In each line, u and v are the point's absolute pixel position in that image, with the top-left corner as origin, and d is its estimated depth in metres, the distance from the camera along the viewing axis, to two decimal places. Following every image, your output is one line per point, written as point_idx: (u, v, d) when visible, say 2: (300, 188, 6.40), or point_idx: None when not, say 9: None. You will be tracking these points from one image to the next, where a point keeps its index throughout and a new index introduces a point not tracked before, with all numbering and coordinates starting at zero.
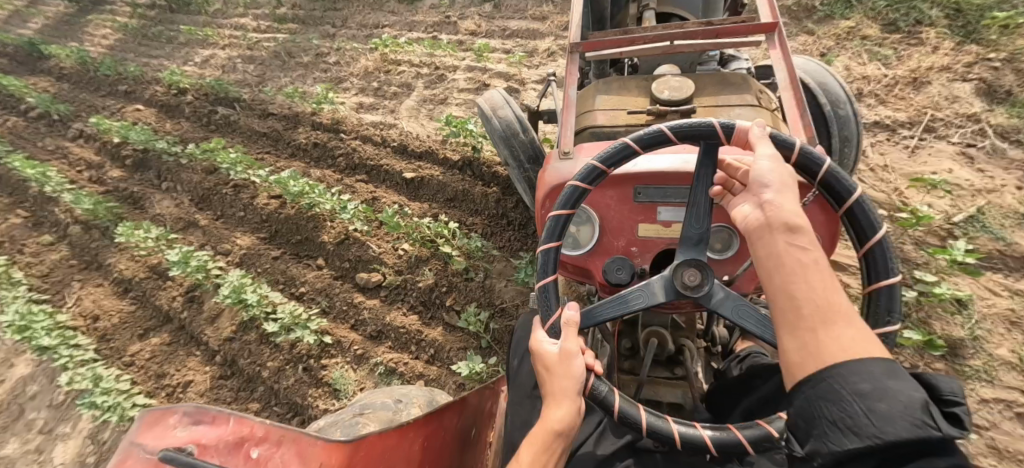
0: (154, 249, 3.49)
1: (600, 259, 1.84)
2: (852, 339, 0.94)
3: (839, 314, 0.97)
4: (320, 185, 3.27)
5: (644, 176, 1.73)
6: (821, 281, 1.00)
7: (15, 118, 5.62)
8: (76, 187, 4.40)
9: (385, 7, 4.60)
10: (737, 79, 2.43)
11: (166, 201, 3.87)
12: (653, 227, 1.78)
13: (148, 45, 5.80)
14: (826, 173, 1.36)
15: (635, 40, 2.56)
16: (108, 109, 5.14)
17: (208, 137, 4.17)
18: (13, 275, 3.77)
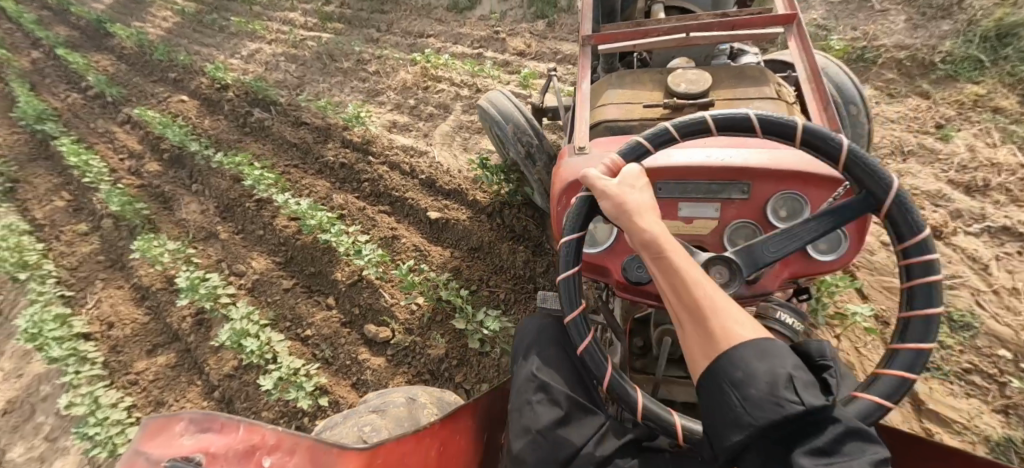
0: (172, 262, 3.38)
1: (618, 257, 1.68)
2: (733, 332, 0.99)
3: (720, 308, 1.02)
4: (339, 220, 3.02)
5: (664, 167, 1.59)
6: (689, 282, 1.05)
7: (77, 94, 5.77)
8: (114, 179, 4.40)
9: (434, 16, 4.34)
10: (757, 72, 2.36)
11: (193, 204, 3.79)
12: (675, 223, 1.63)
13: (201, 33, 5.77)
14: (806, 137, 1.23)
15: (648, 33, 2.57)
16: (156, 97, 5.12)
17: (238, 144, 4.00)
18: (44, 268, 3.79)
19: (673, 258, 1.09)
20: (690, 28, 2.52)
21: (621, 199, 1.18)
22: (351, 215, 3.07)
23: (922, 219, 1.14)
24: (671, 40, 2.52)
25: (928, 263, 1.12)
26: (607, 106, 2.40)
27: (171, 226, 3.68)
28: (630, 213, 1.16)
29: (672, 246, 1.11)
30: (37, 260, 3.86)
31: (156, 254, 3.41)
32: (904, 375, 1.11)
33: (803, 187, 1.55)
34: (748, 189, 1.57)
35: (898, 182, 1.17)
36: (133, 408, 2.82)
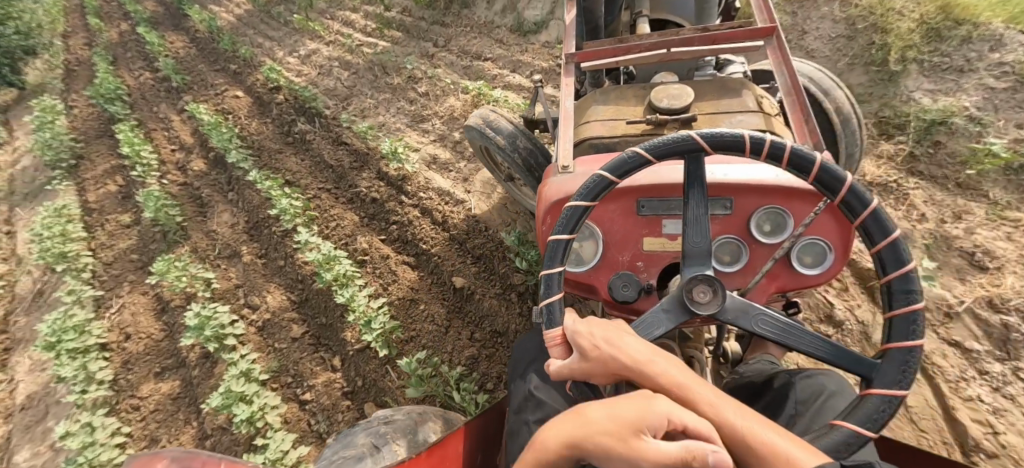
0: (191, 283, 3.23)
1: (604, 273, 1.76)
2: (786, 458, 0.94)
3: (757, 433, 0.99)
4: (355, 280, 2.70)
5: (644, 186, 1.68)
6: (715, 421, 1.03)
7: (148, 74, 5.84)
8: (160, 172, 4.35)
9: (496, 37, 3.98)
10: (740, 84, 2.22)
11: (226, 214, 3.68)
12: (658, 240, 1.72)
13: (267, 23, 5.68)
14: (770, 147, 1.30)
15: (630, 49, 2.40)
16: (214, 88, 5.03)
17: (274, 161, 3.78)
18: (81, 262, 3.79)
19: (691, 396, 1.08)
20: (672, 42, 2.35)
21: (612, 359, 1.18)
22: (373, 263, 2.80)
23: (847, 175, 1.27)
24: (651, 56, 2.36)
25: (864, 199, 1.26)
26: (591, 123, 2.28)
27: (199, 236, 3.60)
28: (626, 366, 1.16)
29: (684, 384, 1.10)
30: (77, 252, 3.87)
31: (177, 280, 3.24)
32: (912, 308, 1.21)
33: (782, 200, 1.60)
34: (731, 204, 1.64)
35: (788, 141, 1.30)
36: (127, 442, 2.71)
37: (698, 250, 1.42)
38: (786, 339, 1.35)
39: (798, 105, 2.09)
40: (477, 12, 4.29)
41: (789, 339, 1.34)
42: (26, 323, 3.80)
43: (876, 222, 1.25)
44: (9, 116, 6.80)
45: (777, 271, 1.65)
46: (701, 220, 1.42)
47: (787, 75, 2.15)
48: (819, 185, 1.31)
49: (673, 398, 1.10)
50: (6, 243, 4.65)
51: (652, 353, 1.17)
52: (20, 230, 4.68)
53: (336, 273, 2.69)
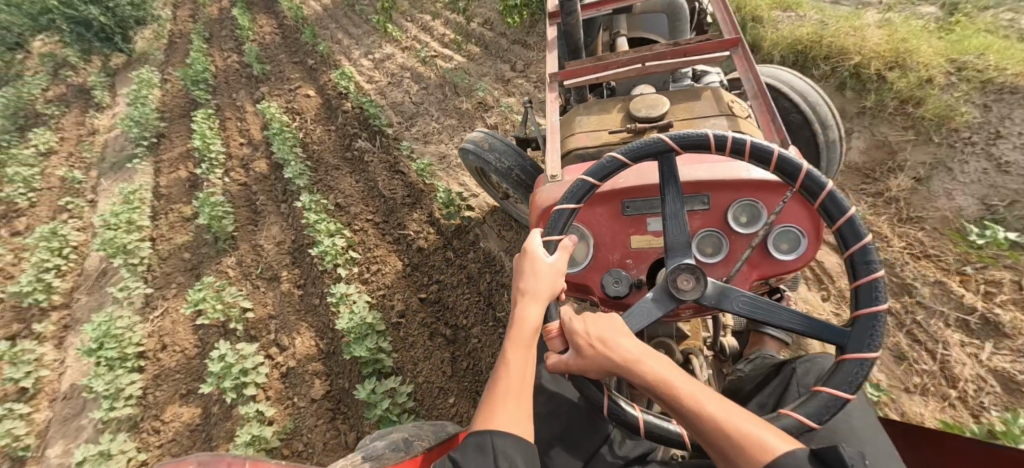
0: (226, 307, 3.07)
1: (595, 273, 1.75)
2: (750, 440, 1.15)
3: (729, 421, 1.19)
4: (387, 355, 2.41)
5: (625, 187, 1.71)
6: (694, 411, 1.22)
7: (235, 57, 5.85)
8: (225, 167, 4.28)
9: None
10: (713, 92, 2.27)
11: (276, 227, 3.55)
12: (645, 237, 1.72)
13: (351, 18, 5.53)
14: (733, 141, 1.42)
15: (609, 65, 2.48)
16: (289, 83, 4.93)
17: (322, 188, 3.50)
18: (137, 252, 3.79)
19: (674, 390, 1.26)
20: (645, 56, 2.45)
21: (609, 359, 1.32)
22: (406, 330, 2.53)
23: (801, 161, 1.39)
24: (629, 70, 2.46)
25: (820, 181, 1.37)
26: (576, 134, 2.31)
27: (245, 246, 3.49)
28: (620, 364, 1.31)
29: (668, 379, 1.28)
30: (136, 241, 3.88)
31: (212, 308, 3.05)
32: (874, 276, 1.31)
33: (754, 191, 1.57)
34: (709, 200, 1.61)
35: (747, 136, 1.42)
36: None
37: (679, 242, 1.50)
38: (763, 315, 1.43)
39: (764, 105, 2.17)
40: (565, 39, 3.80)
41: (769, 315, 1.42)
42: (86, 302, 3.88)
43: (833, 204, 1.36)
44: (115, 80, 7.17)
45: (759, 261, 1.61)
46: (678, 215, 1.51)
47: (752, 81, 2.24)
48: (780, 173, 1.43)
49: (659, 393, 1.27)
50: (86, 212, 4.82)
51: (643, 352, 1.32)
52: (98, 202, 4.82)
53: (366, 349, 2.39)
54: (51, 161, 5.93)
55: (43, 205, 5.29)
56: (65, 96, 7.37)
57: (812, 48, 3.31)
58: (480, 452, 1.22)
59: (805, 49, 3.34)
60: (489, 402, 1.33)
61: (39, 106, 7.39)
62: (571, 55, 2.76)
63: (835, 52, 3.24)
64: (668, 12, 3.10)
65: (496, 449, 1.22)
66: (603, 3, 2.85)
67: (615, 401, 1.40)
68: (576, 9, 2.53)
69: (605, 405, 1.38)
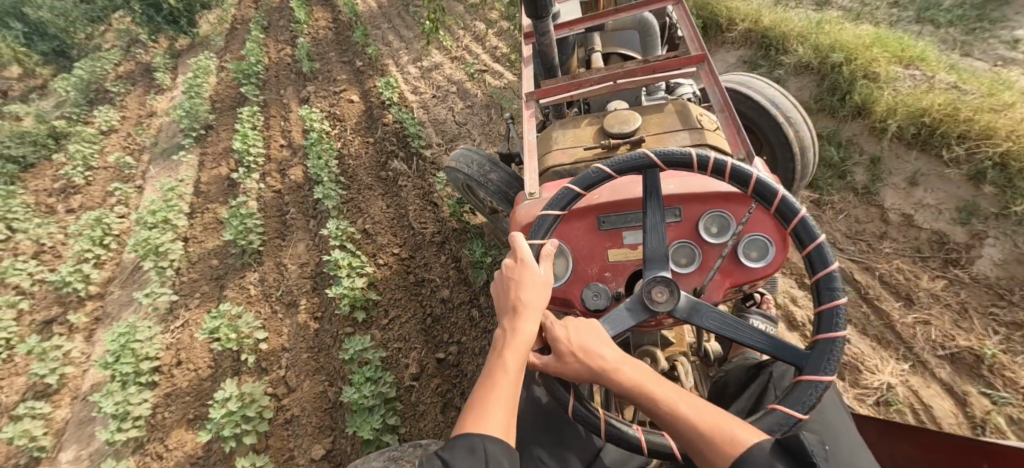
0: (240, 333, 2.90)
1: (575, 287, 1.70)
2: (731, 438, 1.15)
3: (708, 420, 1.19)
4: (395, 432, 2.18)
5: (600, 202, 1.71)
6: (674, 410, 1.22)
7: (288, 50, 5.77)
8: (263, 170, 4.15)
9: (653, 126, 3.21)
10: (682, 106, 2.23)
11: (303, 244, 3.39)
12: (621, 250, 1.69)
13: (405, 20, 5.33)
14: (699, 158, 1.40)
15: (582, 83, 2.44)
16: (335, 85, 4.79)
17: (347, 215, 3.28)
18: (168, 253, 3.70)
19: (652, 395, 1.25)
20: (618, 74, 2.41)
21: (590, 367, 1.29)
22: (418, 396, 2.30)
23: (761, 176, 1.38)
24: (601, 88, 2.42)
25: (781, 196, 1.36)
26: (552, 151, 2.27)
27: (270, 261, 3.35)
28: (599, 371, 1.28)
29: (646, 385, 1.26)
30: (170, 241, 3.79)
31: (227, 335, 2.89)
32: (835, 302, 1.28)
33: (721, 202, 1.58)
34: (680, 212, 1.62)
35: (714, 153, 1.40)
36: None
37: (657, 252, 1.43)
38: (732, 333, 1.37)
39: (730, 119, 2.19)
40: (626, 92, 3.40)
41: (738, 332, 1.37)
42: (119, 296, 3.84)
43: (802, 227, 1.34)
44: (179, 60, 7.31)
45: (732, 270, 1.59)
46: (658, 225, 1.45)
47: (718, 96, 2.24)
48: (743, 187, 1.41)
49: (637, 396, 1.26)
50: (133, 199, 4.73)
51: (621, 358, 1.30)
52: (143, 189, 4.82)
53: (372, 429, 2.13)
54: (110, 139, 6.05)
55: (97, 184, 5.39)
56: (134, 73, 7.59)
57: (944, 122, 2.71)
58: (471, 456, 1.11)
59: (930, 122, 2.75)
60: (473, 405, 1.22)
61: (110, 80, 7.65)
62: (545, 74, 2.71)
63: (976, 132, 2.61)
64: (639, 29, 3.13)
65: (492, 454, 1.12)
66: (574, 23, 2.82)
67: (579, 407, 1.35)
68: (549, 29, 2.44)
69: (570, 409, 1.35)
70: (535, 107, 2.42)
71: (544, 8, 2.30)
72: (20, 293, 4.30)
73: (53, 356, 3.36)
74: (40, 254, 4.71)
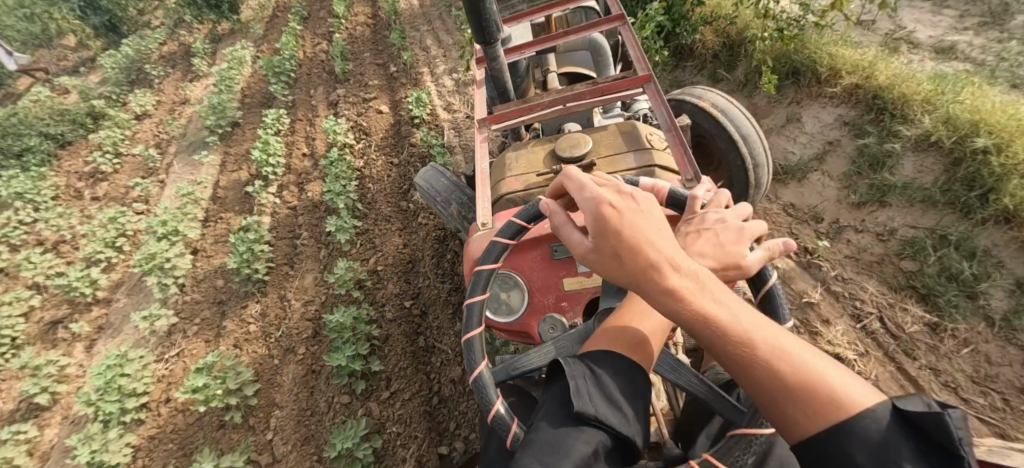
0: (227, 381, 2.58)
1: (532, 320, 1.71)
2: (822, 395, 0.87)
3: (784, 358, 0.90)
4: None
5: (551, 232, 1.72)
6: (748, 355, 0.91)
7: (323, 45, 5.49)
8: (282, 182, 3.86)
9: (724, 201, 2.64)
10: (630, 127, 2.15)
11: (310, 276, 3.06)
12: (576, 279, 1.69)
13: (447, 25, 4.94)
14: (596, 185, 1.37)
15: (533, 107, 2.26)
16: (366, 91, 4.45)
17: (358, 254, 2.94)
18: (172, 268, 3.43)
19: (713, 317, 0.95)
20: (568, 96, 2.25)
21: (637, 266, 1.02)
22: None
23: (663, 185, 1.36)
24: (553, 112, 2.25)
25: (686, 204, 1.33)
26: (505, 180, 2.16)
27: (273, 292, 3.04)
28: (652, 274, 1.00)
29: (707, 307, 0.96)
30: (177, 253, 3.52)
31: (217, 381, 2.59)
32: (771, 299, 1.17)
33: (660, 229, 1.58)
34: None
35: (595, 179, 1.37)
36: None
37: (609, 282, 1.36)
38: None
39: (677, 138, 1.99)
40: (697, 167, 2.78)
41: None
42: (123, 306, 3.61)
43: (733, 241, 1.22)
44: (218, 46, 7.13)
45: None
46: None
47: (664, 115, 2.03)
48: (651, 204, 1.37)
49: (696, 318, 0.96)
50: (153, 196, 4.53)
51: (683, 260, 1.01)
52: (164, 185, 4.61)
53: None
54: (143, 125, 5.91)
55: (125, 174, 5.24)
56: (175, 56, 7.48)
57: None
58: (623, 378, 1.02)
59: None
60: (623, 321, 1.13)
61: (153, 60, 7.58)
62: (499, 99, 2.62)
63: None
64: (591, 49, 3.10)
65: (639, 384, 1.03)
66: (525, 46, 2.65)
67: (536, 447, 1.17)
68: (499, 54, 2.35)
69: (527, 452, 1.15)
70: (485, 136, 2.25)
71: (491, 33, 2.24)
72: (34, 287, 4.16)
73: (46, 372, 3.15)
74: (58, 245, 4.56)
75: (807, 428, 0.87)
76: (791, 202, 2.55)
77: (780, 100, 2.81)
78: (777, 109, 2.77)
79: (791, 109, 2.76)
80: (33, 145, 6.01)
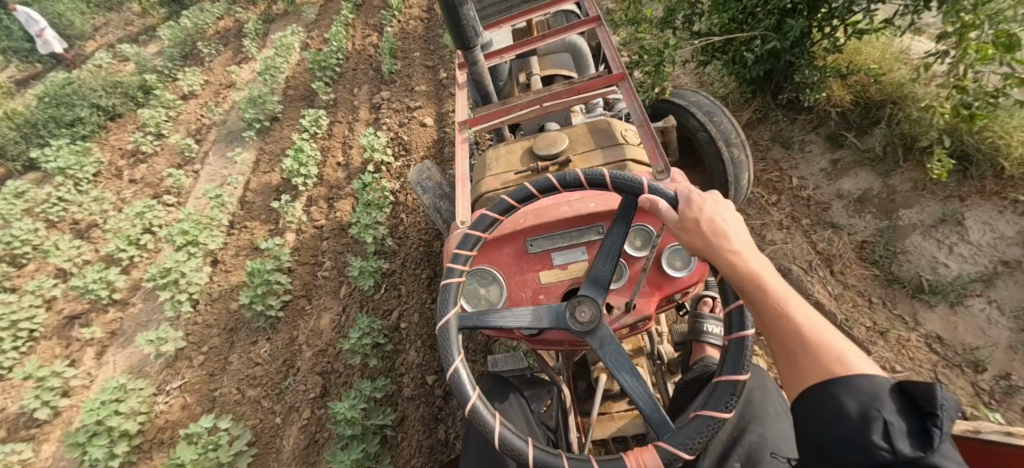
0: (218, 449, 2.22)
1: (509, 315, 1.49)
2: (834, 355, 1.00)
3: (813, 324, 1.06)
4: None
5: (523, 227, 1.53)
6: (788, 318, 1.07)
7: (374, 38, 5.16)
8: (311, 195, 3.54)
9: (840, 320, 1.85)
10: (605, 124, 2.09)
11: (326, 316, 2.71)
12: (553, 272, 1.51)
13: None
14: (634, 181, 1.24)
15: (512, 108, 2.21)
16: (412, 98, 4.05)
17: (382, 303, 2.60)
18: (188, 282, 3.13)
19: (761, 283, 1.10)
20: (545, 97, 2.21)
21: (700, 231, 1.15)
22: None
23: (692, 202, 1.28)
24: (530, 113, 2.21)
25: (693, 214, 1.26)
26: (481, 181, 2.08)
27: (285, 331, 2.71)
28: (711, 238, 1.13)
29: (759, 273, 1.11)
30: (194, 267, 3.22)
31: (207, 442, 2.24)
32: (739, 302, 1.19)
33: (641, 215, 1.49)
34: (605, 229, 1.50)
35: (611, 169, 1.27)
36: None
37: (601, 277, 1.27)
38: (620, 375, 1.21)
39: (648, 135, 1.91)
40: (807, 265, 2.02)
41: (620, 375, 1.21)
42: (138, 313, 3.38)
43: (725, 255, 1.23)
44: (271, 27, 6.93)
45: (668, 283, 1.46)
46: (615, 249, 1.27)
47: (637, 112, 1.95)
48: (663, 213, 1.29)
49: (743, 279, 1.11)
50: (186, 187, 4.30)
51: (742, 238, 1.14)
52: (198, 177, 4.38)
53: None
54: (188, 105, 5.75)
55: (165, 157, 5.07)
56: (229, 34, 7.38)
57: None
58: None
59: None
60: None
61: (208, 36, 7.47)
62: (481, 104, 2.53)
63: None
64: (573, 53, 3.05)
65: None
66: (503, 50, 2.53)
67: (478, 405, 1.19)
68: (479, 59, 2.28)
69: (468, 404, 1.17)
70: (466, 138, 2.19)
71: (470, 38, 2.18)
72: (59, 273, 4.00)
73: (50, 385, 2.92)
74: (91, 229, 4.43)
75: (817, 381, 0.99)
76: (937, 334, 1.80)
77: (933, 189, 1.98)
78: (930, 200, 1.98)
79: (949, 207, 1.94)
80: (84, 116, 5.96)
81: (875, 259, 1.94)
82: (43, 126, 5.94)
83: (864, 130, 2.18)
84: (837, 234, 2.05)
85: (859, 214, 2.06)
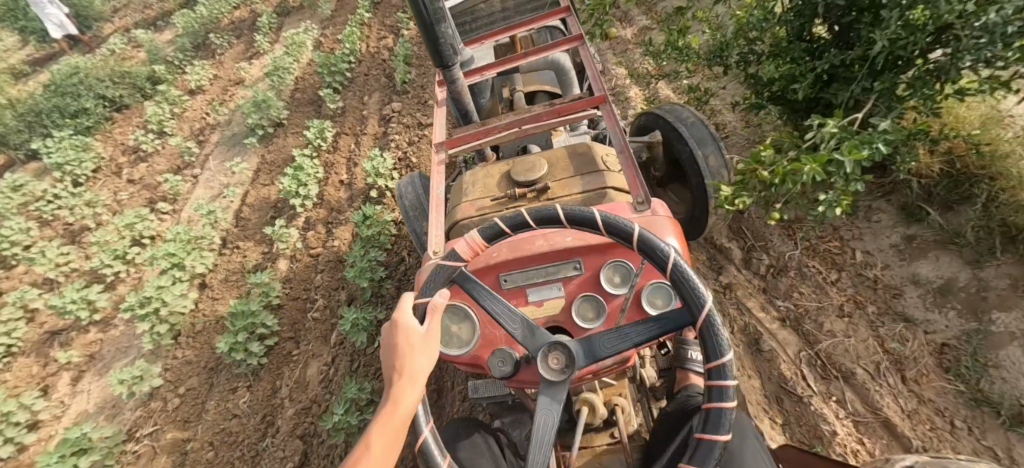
0: None
1: (484, 352, 1.37)
2: None
3: None
4: None
5: (496, 258, 1.44)
6: None
7: (388, 41, 4.85)
8: (309, 217, 3.27)
9: (917, 446, 1.60)
10: (585, 146, 1.88)
11: (312, 364, 2.45)
12: (529, 308, 1.40)
13: None
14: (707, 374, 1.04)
15: (492, 129, 1.94)
16: (424, 113, 3.75)
17: (375, 360, 2.35)
18: (170, 312, 2.89)
19: None
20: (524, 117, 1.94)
21: None
22: None
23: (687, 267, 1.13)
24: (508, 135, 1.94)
25: (689, 286, 1.10)
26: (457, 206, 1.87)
27: (268, 379, 2.46)
28: None
29: None
30: (179, 293, 2.98)
31: None
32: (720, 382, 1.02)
33: (623, 251, 1.39)
34: (581, 263, 1.40)
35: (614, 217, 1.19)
36: None
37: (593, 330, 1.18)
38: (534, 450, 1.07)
39: (628, 160, 1.65)
40: (873, 367, 1.77)
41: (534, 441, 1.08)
42: (119, 336, 3.16)
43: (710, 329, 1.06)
44: (286, 21, 6.65)
45: (648, 321, 1.32)
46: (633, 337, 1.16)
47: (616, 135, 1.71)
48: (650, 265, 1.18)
49: None
50: (182, 194, 4.07)
51: None
52: (196, 184, 4.14)
53: None
54: (194, 101, 5.50)
55: (166, 157, 4.85)
56: (243, 25, 7.13)
57: None
58: None
59: None
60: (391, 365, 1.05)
61: (222, 26, 7.21)
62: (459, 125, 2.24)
63: None
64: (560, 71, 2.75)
65: None
66: (485, 68, 2.24)
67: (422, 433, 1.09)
68: (459, 77, 1.99)
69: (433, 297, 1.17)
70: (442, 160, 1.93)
71: (448, 55, 1.90)
72: (46, 281, 3.80)
73: (15, 419, 2.71)
74: (84, 234, 4.23)
75: None
76: None
77: None
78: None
79: None
80: (89, 107, 5.76)
81: (959, 371, 1.67)
82: (47, 115, 5.75)
83: (952, 206, 1.86)
84: (910, 330, 1.78)
85: (939, 309, 1.78)
